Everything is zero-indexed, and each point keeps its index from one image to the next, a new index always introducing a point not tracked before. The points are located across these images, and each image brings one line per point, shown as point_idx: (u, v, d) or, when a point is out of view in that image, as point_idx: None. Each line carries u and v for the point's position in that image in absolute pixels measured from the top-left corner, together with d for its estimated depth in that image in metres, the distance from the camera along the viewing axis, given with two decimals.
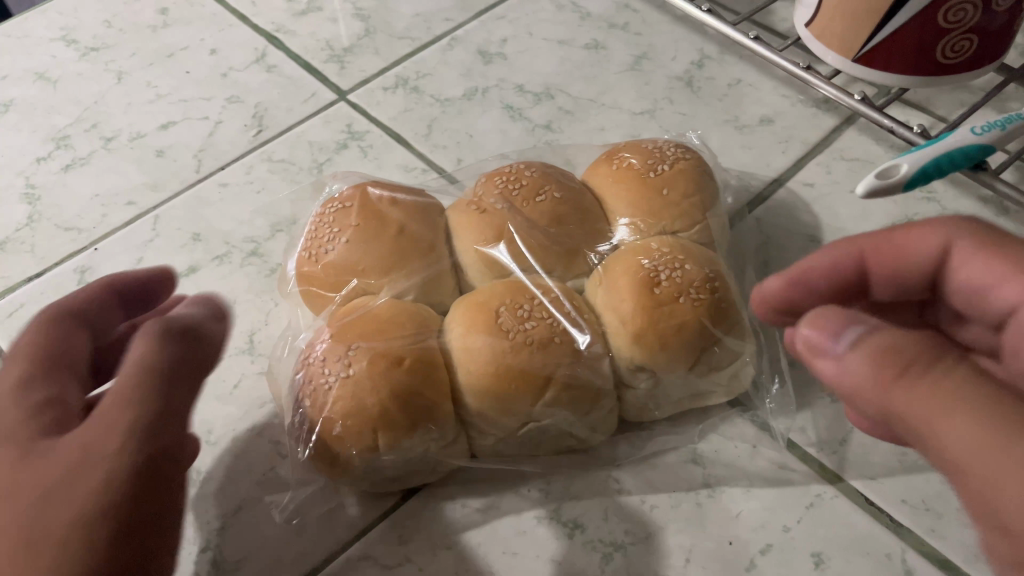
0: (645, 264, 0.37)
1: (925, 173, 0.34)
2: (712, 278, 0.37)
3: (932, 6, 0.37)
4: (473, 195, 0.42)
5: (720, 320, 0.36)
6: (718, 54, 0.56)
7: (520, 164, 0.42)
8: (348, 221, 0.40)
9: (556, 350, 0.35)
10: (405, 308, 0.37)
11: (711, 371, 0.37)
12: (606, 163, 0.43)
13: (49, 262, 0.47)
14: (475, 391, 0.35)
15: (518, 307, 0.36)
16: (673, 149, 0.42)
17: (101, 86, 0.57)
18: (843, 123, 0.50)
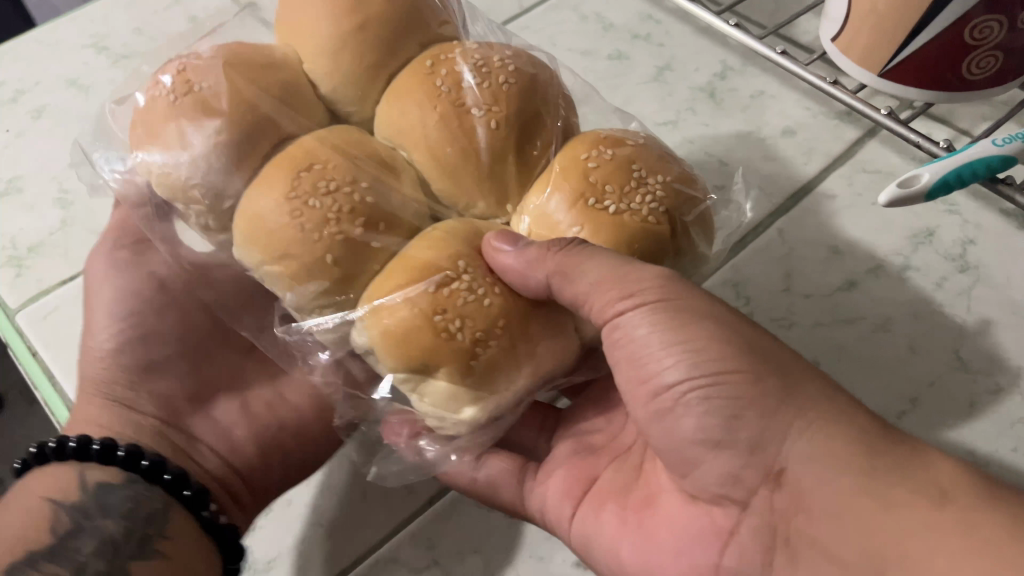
0: (456, 267, 0.33)
1: (947, 183, 0.35)
2: (501, 320, 0.33)
3: (959, 24, 0.37)
4: (453, 52, 0.37)
5: (452, 367, 0.32)
6: (741, 65, 0.56)
7: (519, 72, 0.37)
8: None
9: (316, 250, 0.34)
10: (263, 80, 0.37)
11: (417, 395, 0.34)
12: (598, 142, 0.37)
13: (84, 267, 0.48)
14: (249, 223, 0.35)
15: (323, 182, 0.34)
16: (654, 194, 0.35)
17: None
18: (865, 135, 0.51)
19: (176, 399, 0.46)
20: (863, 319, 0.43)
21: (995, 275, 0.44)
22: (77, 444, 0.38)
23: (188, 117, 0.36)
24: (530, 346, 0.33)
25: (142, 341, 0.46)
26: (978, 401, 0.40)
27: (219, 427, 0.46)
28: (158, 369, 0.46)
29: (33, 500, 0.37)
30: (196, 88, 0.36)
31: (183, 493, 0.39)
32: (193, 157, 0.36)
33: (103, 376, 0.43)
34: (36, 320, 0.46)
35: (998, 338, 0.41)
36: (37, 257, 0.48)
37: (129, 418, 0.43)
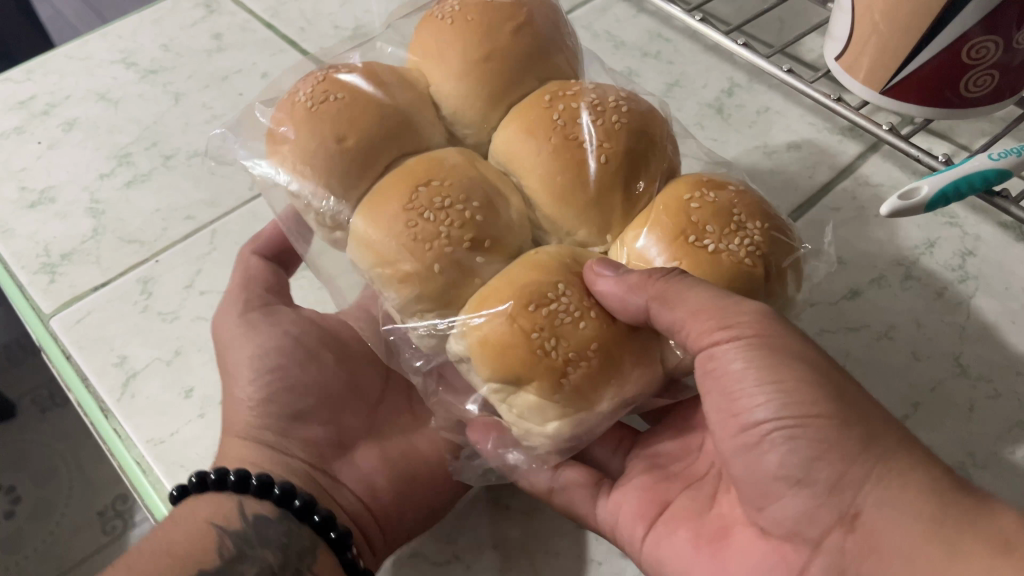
0: (557, 285, 0.35)
1: (945, 195, 0.37)
2: (593, 344, 0.34)
3: (957, 44, 0.39)
4: (571, 90, 0.40)
5: (543, 383, 0.34)
6: (748, 82, 0.58)
7: (632, 112, 0.39)
8: (466, 13, 0.42)
9: (424, 254, 0.36)
10: (394, 96, 0.41)
11: (508, 405, 0.36)
12: (705, 185, 0.38)
13: (114, 273, 0.50)
14: (366, 224, 0.38)
15: (437, 195, 0.37)
16: (752, 241, 0.36)
17: (160, 106, 0.60)
18: (868, 150, 0.53)
19: (325, 444, 0.44)
20: (867, 326, 0.45)
21: (993, 285, 0.45)
22: (237, 478, 0.38)
23: (320, 123, 0.39)
24: (620, 369, 0.35)
25: (290, 391, 0.43)
26: (977, 405, 0.41)
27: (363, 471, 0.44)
28: (304, 418, 0.43)
29: (197, 522, 0.37)
30: (331, 97, 0.40)
31: (327, 534, 0.39)
32: (320, 155, 0.39)
33: (253, 420, 0.42)
34: (70, 324, 0.47)
35: (996, 346, 0.43)
36: (70, 263, 0.50)
37: (283, 462, 0.41)
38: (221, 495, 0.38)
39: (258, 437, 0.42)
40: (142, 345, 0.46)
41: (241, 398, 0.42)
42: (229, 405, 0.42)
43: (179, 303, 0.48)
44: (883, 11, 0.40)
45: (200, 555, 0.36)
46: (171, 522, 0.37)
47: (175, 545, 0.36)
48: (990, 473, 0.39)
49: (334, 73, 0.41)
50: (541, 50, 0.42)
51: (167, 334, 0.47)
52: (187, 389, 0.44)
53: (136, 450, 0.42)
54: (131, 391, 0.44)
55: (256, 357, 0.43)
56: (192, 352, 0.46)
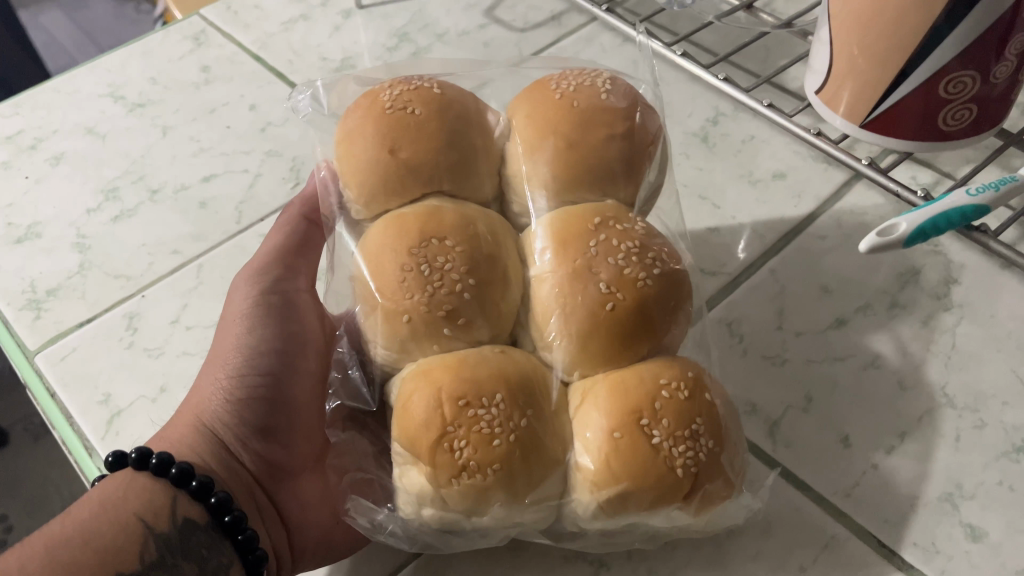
0: (498, 396, 0.34)
1: (924, 232, 0.37)
2: (497, 464, 0.33)
3: (934, 78, 0.40)
4: (625, 227, 0.40)
5: (432, 474, 0.34)
6: (733, 111, 0.58)
7: (665, 273, 0.38)
8: (577, 98, 0.42)
9: (410, 301, 0.37)
10: (462, 131, 0.42)
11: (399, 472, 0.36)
12: (693, 383, 0.36)
13: (100, 309, 0.50)
14: (379, 236, 0.39)
15: (444, 258, 0.38)
16: (696, 458, 0.34)
17: (148, 140, 0.60)
18: (852, 178, 0.53)
19: (278, 463, 0.43)
20: (854, 356, 0.45)
21: (978, 313, 0.46)
22: (177, 472, 0.38)
23: (386, 128, 0.41)
24: (519, 492, 0.34)
25: (270, 403, 0.42)
26: (963, 435, 0.41)
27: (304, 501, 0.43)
28: (274, 432, 0.42)
29: (127, 515, 0.36)
30: (407, 107, 0.42)
31: (235, 536, 0.37)
32: (369, 158, 0.41)
33: (223, 417, 0.41)
34: (55, 361, 0.47)
35: (981, 375, 0.43)
36: (56, 299, 0.50)
37: (220, 459, 0.40)
38: (155, 487, 0.37)
39: (221, 437, 0.41)
40: (128, 381, 0.46)
41: (215, 395, 0.41)
42: (200, 397, 0.42)
43: (165, 339, 0.48)
44: (860, 46, 0.40)
45: (119, 556, 0.35)
46: (102, 508, 0.36)
47: (98, 537, 0.35)
48: (976, 505, 0.39)
49: (428, 89, 0.43)
50: (620, 139, 0.41)
51: (152, 370, 0.46)
52: None
53: None
54: (115, 429, 0.44)
55: (240, 358, 0.42)
56: (177, 389, 0.46)
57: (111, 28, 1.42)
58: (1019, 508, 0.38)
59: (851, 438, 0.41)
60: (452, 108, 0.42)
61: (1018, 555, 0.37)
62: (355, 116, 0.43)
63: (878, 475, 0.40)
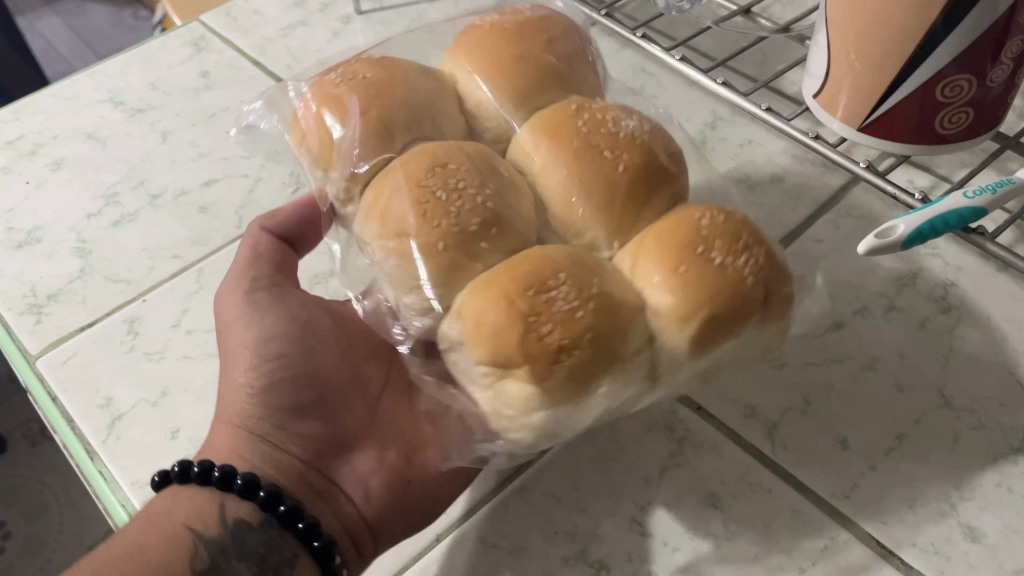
0: (561, 275, 0.35)
1: (921, 234, 0.37)
2: (588, 333, 0.34)
3: (931, 82, 0.40)
4: (595, 104, 0.43)
5: (529, 367, 0.34)
6: (730, 116, 0.59)
7: (642, 124, 0.41)
8: (504, 27, 0.46)
9: (431, 226, 0.37)
10: (420, 82, 0.44)
11: (494, 389, 0.36)
12: (712, 207, 0.39)
13: (100, 313, 0.50)
14: (383, 196, 0.39)
15: (453, 178, 0.39)
16: (758, 260, 0.37)
17: (148, 145, 0.60)
18: (850, 181, 0.53)
19: (322, 440, 0.43)
20: (852, 358, 0.45)
21: (975, 315, 0.46)
22: (220, 474, 0.39)
23: (354, 96, 0.43)
24: (609, 364, 0.35)
25: (290, 382, 0.43)
26: (961, 437, 0.41)
27: (362, 471, 0.44)
28: (304, 413, 0.43)
29: (175, 525, 0.37)
30: (361, 76, 0.43)
31: (296, 525, 0.39)
32: (348, 132, 0.42)
33: (252, 411, 0.42)
34: (55, 365, 0.47)
35: (978, 377, 0.43)
36: (57, 304, 0.50)
37: (267, 454, 0.41)
38: (200, 494, 0.39)
39: (261, 432, 0.42)
40: (129, 385, 0.46)
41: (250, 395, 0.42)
42: (227, 398, 0.43)
43: (166, 343, 0.48)
44: (858, 50, 0.41)
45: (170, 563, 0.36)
46: (147, 522, 0.38)
47: (145, 552, 0.36)
48: (974, 506, 0.39)
49: (360, 60, 0.45)
50: (558, 69, 0.45)
51: (153, 374, 0.47)
52: (173, 430, 0.44)
53: (121, 493, 0.42)
54: (116, 433, 0.44)
55: (250, 347, 0.43)
56: (178, 392, 0.46)
57: (111, 35, 1.42)
58: (1016, 509, 0.38)
59: (849, 441, 0.42)
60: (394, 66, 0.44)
61: (1016, 555, 0.37)
62: (320, 88, 0.44)
63: (876, 477, 0.40)
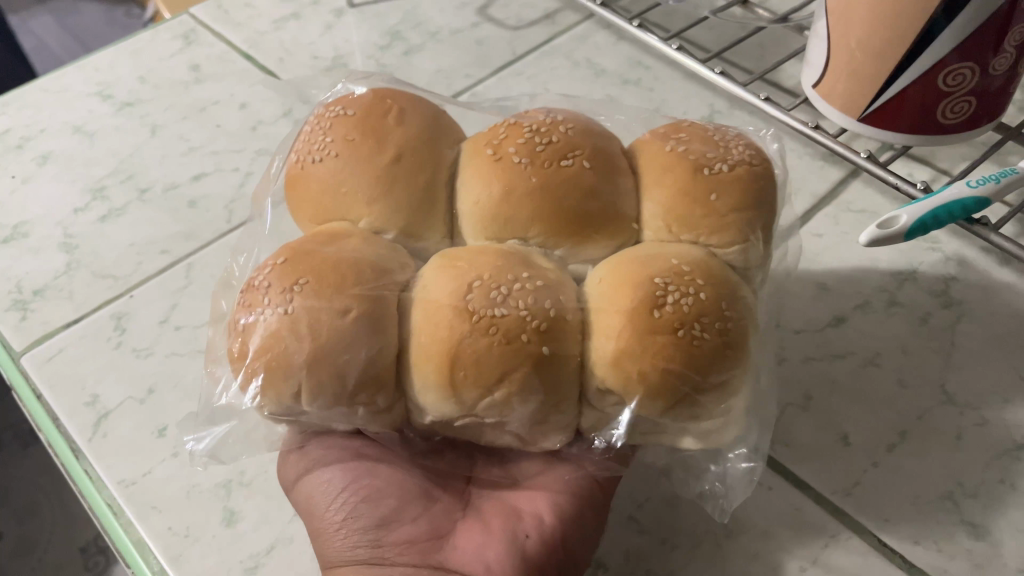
0: (656, 283, 0.33)
1: (924, 225, 0.37)
2: (705, 300, 0.33)
3: (933, 70, 0.39)
4: (501, 131, 0.38)
5: (717, 365, 0.33)
6: (728, 109, 0.58)
7: (553, 118, 0.39)
8: (338, 132, 0.38)
9: (511, 349, 0.32)
10: (349, 243, 0.35)
11: (692, 418, 0.34)
12: (660, 142, 0.39)
13: (87, 309, 0.49)
14: (436, 365, 0.33)
15: (493, 285, 0.33)
16: (743, 151, 0.38)
17: (137, 139, 0.59)
18: (849, 175, 0.52)
19: (423, 539, 0.37)
20: (853, 354, 0.44)
21: (977, 310, 0.45)
22: None
23: (314, 315, 0.33)
24: (741, 319, 0.34)
25: (369, 501, 0.37)
26: (964, 433, 0.40)
27: (475, 548, 0.36)
28: (393, 521, 0.37)
29: None
30: (293, 286, 0.34)
31: None
32: (327, 321, 0.33)
33: (343, 542, 0.37)
34: (41, 362, 0.46)
35: (981, 373, 0.42)
36: (43, 300, 0.50)
37: (378, 573, 0.35)
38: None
39: (366, 557, 0.36)
40: (116, 382, 0.45)
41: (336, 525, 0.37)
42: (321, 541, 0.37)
43: (154, 339, 0.47)
44: (858, 38, 0.40)
45: None
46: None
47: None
48: (979, 505, 0.38)
49: (265, 276, 0.35)
50: (432, 136, 0.39)
51: (141, 370, 0.46)
52: (160, 428, 0.43)
53: (107, 491, 0.41)
54: (102, 431, 0.43)
55: (328, 488, 0.38)
56: (166, 390, 0.45)
57: (105, 33, 1.41)
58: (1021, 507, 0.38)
59: (851, 437, 0.41)
60: (300, 246, 0.36)
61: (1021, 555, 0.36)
62: (248, 373, 0.33)
63: (878, 474, 0.39)
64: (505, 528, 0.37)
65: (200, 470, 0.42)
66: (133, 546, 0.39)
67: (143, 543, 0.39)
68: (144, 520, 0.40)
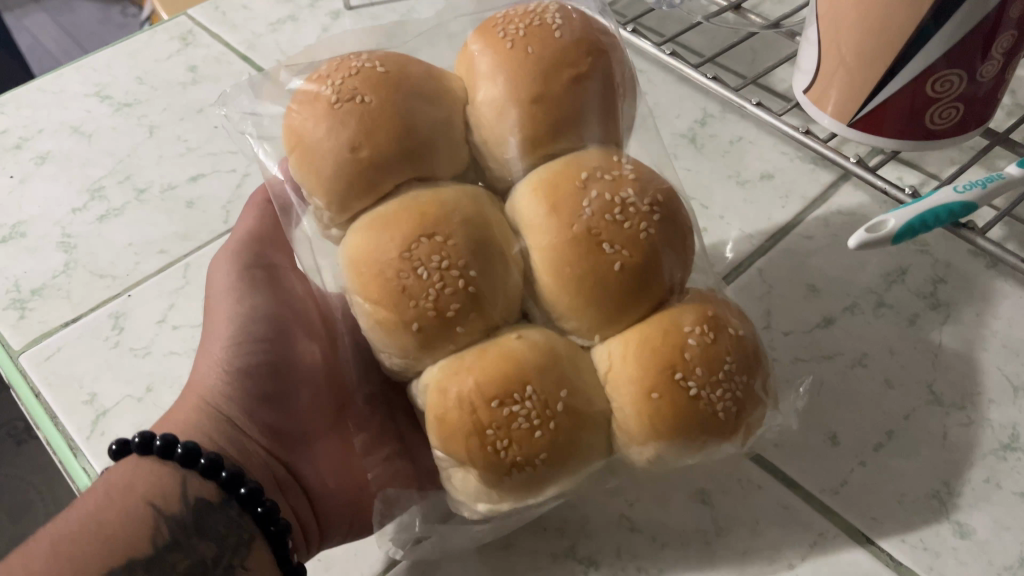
0: (529, 389, 0.35)
1: (912, 228, 0.37)
2: (544, 455, 0.34)
3: (922, 77, 0.40)
4: (609, 175, 0.39)
5: (483, 476, 0.35)
6: (720, 112, 0.59)
7: (660, 216, 0.39)
8: (530, 38, 0.42)
9: (403, 306, 0.37)
10: (431, 102, 0.41)
11: (448, 469, 0.37)
12: (708, 317, 0.38)
13: (84, 308, 0.49)
14: (363, 253, 0.38)
15: (437, 257, 0.37)
16: (738, 383, 0.36)
17: (134, 140, 0.59)
18: (840, 179, 0.53)
19: (283, 430, 0.45)
20: (841, 355, 0.45)
21: (965, 312, 0.46)
22: (185, 451, 0.39)
23: (344, 122, 0.40)
24: (553, 481, 0.35)
25: (264, 374, 0.44)
26: (951, 432, 0.41)
27: (320, 465, 0.46)
28: (271, 400, 0.44)
29: (135, 500, 0.37)
30: (364, 96, 0.40)
31: (254, 509, 0.39)
32: (349, 134, 0.39)
33: (225, 393, 0.43)
34: (39, 360, 0.47)
35: (967, 373, 0.43)
36: (41, 298, 0.50)
37: (238, 440, 0.42)
38: (163, 470, 0.39)
39: (231, 410, 0.43)
40: (113, 381, 0.46)
41: (223, 369, 0.43)
42: (203, 372, 0.43)
43: (152, 338, 0.48)
44: (849, 45, 0.41)
45: (135, 542, 0.36)
46: (110, 496, 0.37)
47: (108, 525, 0.36)
48: (964, 503, 0.39)
49: (369, 71, 0.41)
50: (580, 118, 0.41)
51: (138, 369, 0.46)
52: None
53: None
54: (101, 428, 0.44)
55: (238, 333, 0.44)
56: (164, 389, 0.45)
57: (100, 32, 1.41)
58: (1005, 505, 0.38)
59: (839, 437, 0.41)
60: (418, 78, 0.42)
61: (1005, 552, 0.37)
62: (294, 119, 0.42)
63: (865, 473, 0.40)
64: (353, 472, 0.46)
65: None
66: None
67: None
68: None
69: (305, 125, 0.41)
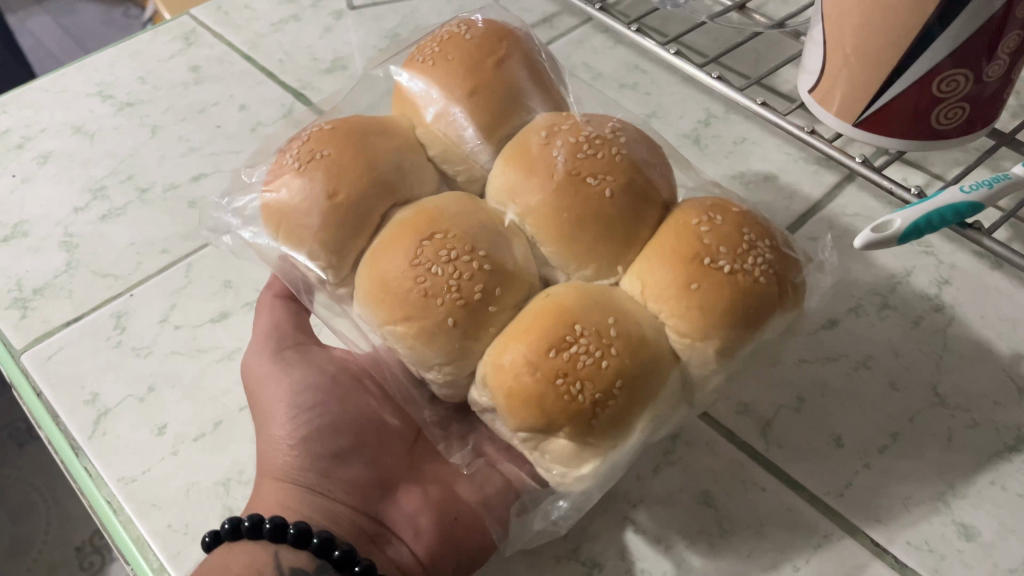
0: (577, 327, 0.34)
1: (918, 228, 0.37)
2: (619, 381, 0.34)
3: (928, 77, 0.40)
4: (564, 123, 0.41)
5: (573, 428, 0.34)
6: (724, 113, 0.58)
7: (622, 145, 0.40)
8: (444, 48, 0.44)
9: (432, 308, 0.36)
10: (390, 137, 0.42)
11: (541, 450, 0.37)
12: (704, 209, 0.38)
13: (86, 309, 0.49)
14: (373, 285, 0.38)
15: (444, 249, 0.37)
16: (765, 253, 0.37)
17: (137, 140, 0.59)
18: (843, 180, 0.53)
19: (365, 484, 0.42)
20: (844, 356, 0.44)
21: (969, 313, 0.46)
22: (272, 526, 0.37)
23: (313, 178, 0.40)
24: (639, 408, 0.35)
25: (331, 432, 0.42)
26: (956, 435, 0.41)
27: (407, 513, 0.42)
28: (344, 459, 0.42)
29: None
30: (320, 152, 0.41)
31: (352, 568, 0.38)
32: (314, 184, 0.40)
33: (297, 462, 0.41)
34: (40, 360, 0.47)
35: (972, 375, 0.43)
36: (42, 298, 0.50)
37: (319, 504, 0.41)
38: (254, 547, 0.38)
39: (307, 482, 0.41)
40: (115, 381, 0.45)
41: (290, 442, 0.41)
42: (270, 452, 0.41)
43: (153, 338, 0.47)
44: (854, 44, 0.41)
45: None
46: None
47: None
48: (969, 505, 0.38)
49: (315, 132, 0.42)
50: (519, 96, 0.43)
51: (139, 370, 0.46)
52: (160, 426, 0.43)
53: (107, 489, 0.41)
54: (102, 428, 0.43)
55: (297, 399, 0.42)
56: (164, 389, 0.45)
57: (103, 34, 1.41)
58: (1011, 508, 0.38)
59: (843, 439, 0.41)
60: (370, 118, 0.43)
61: (1011, 555, 0.37)
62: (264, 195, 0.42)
63: (869, 476, 0.40)
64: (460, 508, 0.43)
65: (200, 469, 0.42)
66: (132, 543, 0.39)
67: (142, 540, 0.39)
68: (143, 517, 0.40)
69: (273, 193, 0.41)
